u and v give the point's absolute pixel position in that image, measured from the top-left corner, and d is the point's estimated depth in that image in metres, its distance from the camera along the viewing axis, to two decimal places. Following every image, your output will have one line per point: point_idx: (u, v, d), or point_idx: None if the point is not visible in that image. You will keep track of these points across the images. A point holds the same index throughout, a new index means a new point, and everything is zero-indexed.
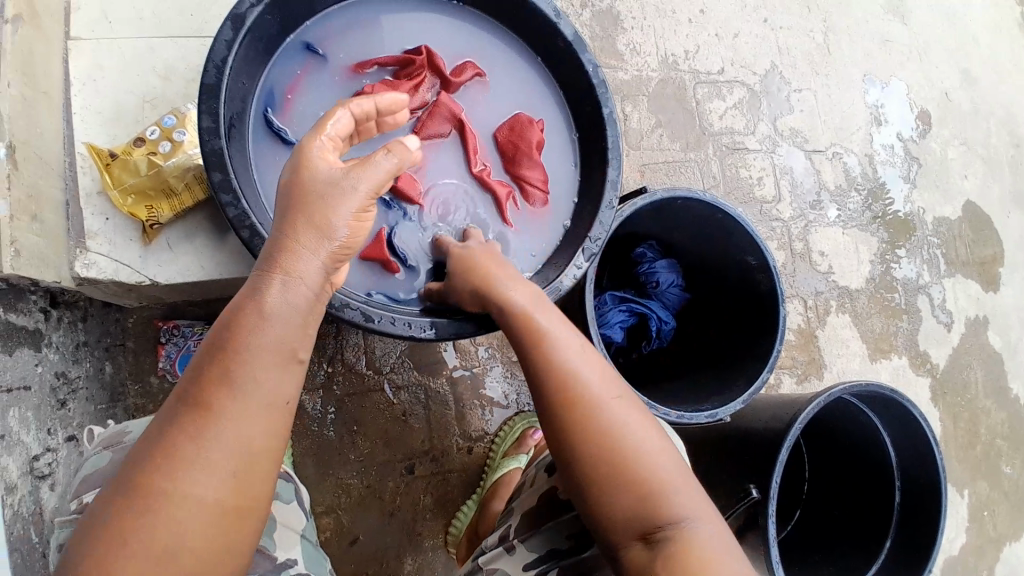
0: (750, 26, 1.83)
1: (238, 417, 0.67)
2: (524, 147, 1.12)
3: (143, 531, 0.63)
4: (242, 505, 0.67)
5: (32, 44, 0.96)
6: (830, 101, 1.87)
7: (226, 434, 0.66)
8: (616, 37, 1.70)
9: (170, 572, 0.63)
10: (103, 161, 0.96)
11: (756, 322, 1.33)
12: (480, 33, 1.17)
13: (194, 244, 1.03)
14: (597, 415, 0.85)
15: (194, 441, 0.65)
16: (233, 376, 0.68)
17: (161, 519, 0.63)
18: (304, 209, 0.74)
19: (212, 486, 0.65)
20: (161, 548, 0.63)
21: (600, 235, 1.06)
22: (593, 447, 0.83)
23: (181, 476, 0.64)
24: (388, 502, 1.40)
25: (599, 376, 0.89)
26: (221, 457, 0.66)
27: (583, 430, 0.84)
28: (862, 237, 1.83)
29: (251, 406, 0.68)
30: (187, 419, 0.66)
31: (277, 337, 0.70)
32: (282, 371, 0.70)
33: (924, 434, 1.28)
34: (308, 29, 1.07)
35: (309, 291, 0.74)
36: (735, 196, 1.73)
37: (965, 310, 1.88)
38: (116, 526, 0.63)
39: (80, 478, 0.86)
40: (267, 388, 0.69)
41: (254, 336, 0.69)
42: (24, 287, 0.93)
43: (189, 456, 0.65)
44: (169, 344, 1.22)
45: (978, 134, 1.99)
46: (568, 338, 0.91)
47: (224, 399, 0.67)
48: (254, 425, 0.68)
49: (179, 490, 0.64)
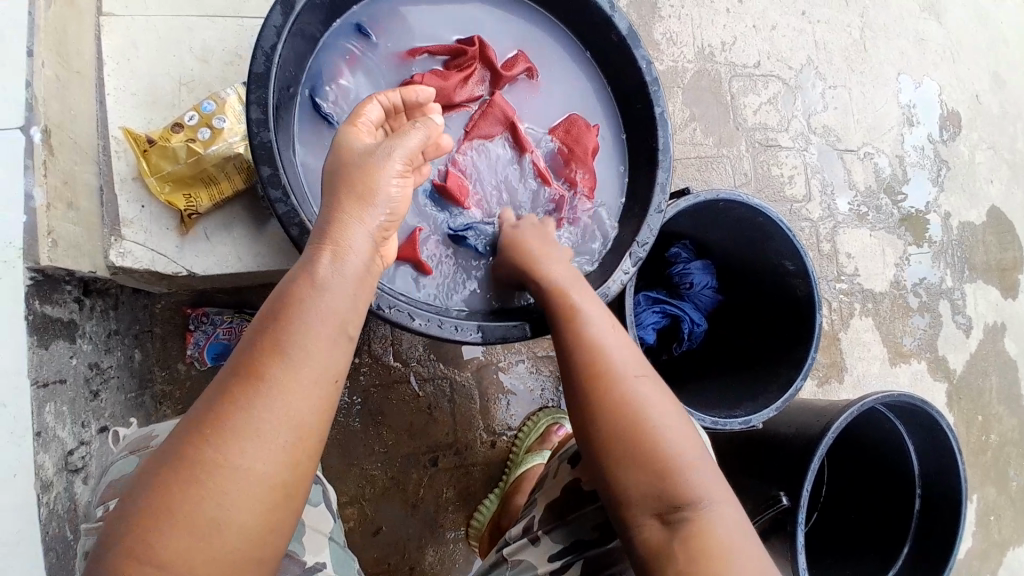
0: (788, 19, 1.77)
1: (288, 384, 0.63)
2: (573, 150, 1.09)
3: (186, 502, 0.58)
4: (286, 479, 0.62)
5: (65, 22, 0.93)
6: (864, 100, 1.82)
7: (275, 402, 0.62)
8: (653, 26, 1.65)
9: (209, 544, 0.58)
10: (141, 146, 0.98)
11: (792, 328, 1.32)
12: (531, 25, 1.14)
13: (231, 235, 1.05)
14: (625, 395, 0.80)
15: (242, 407, 0.61)
16: (285, 341, 0.64)
17: (205, 490, 0.59)
18: (348, 183, 0.73)
19: (257, 456, 0.61)
20: (201, 522, 0.58)
21: (648, 239, 1.05)
22: (615, 426, 0.79)
23: (227, 443, 0.60)
24: (411, 494, 1.39)
25: (630, 354, 0.85)
26: (268, 426, 0.61)
27: (607, 407, 0.80)
28: (889, 239, 1.81)
29: (301, 374, 0.64)
30: (237, 385, 0.62)
31: (329, 307, 0.67)
32: (333, 340, 0.67)
33: (951, 443, 1.26)
34: (359, 13, 1.04)
35: (359, 267, 0.72)
36: (765, 193, 1.70)
37: (984, 316, 1.87)
38: (158, 498, 0.58)
39: (106, 483, 0.84)
40: (317, 356, 0.65)
41: (307, 305, 0.66)
42: (60, 278, 0.91)
43: (234, 423, 0.60)
44: (197, 331, 1.20)
45: (1006, 138, 1.96)
46: (600, 317, 0.89)
47: (273, 365, 0.63)
48: (303, 398, 0.64)
49: (225, 458, 0.60)
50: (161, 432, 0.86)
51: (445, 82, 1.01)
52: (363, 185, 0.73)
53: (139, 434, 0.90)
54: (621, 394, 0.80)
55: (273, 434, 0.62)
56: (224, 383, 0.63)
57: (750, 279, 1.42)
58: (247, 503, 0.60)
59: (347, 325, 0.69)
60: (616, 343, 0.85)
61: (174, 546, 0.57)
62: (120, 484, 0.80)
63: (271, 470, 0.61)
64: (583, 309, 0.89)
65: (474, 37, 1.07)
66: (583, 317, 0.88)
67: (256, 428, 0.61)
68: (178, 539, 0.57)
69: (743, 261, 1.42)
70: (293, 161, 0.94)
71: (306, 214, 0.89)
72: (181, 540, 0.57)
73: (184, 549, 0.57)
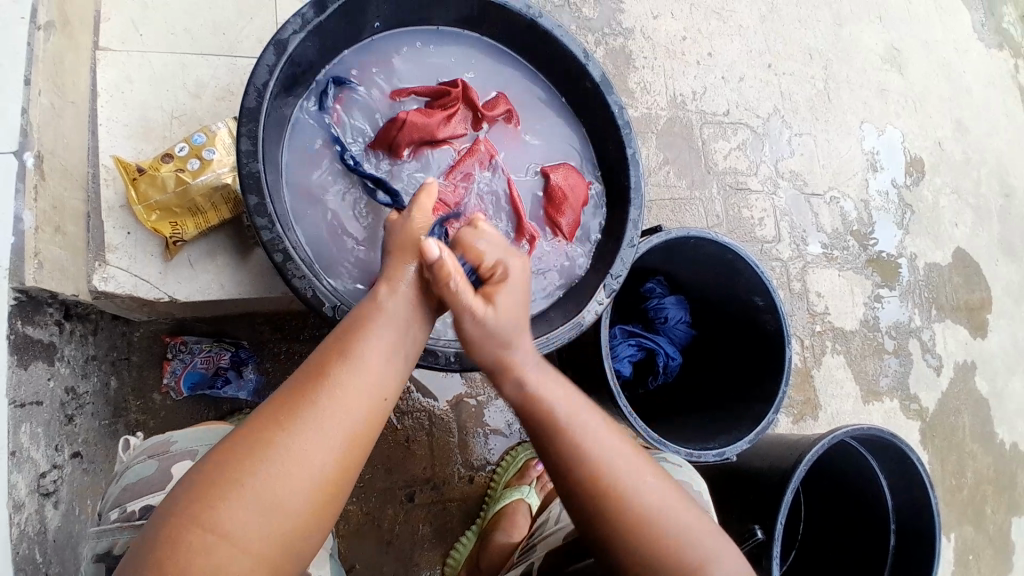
0: (754, 71, 1.87)
1: (345, 399, 0.72)
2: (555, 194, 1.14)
3: (250, 485, 0.66)
4: (334, 484, 0.70)
5: (61, 53, 0.98)
6: (829, 147, 1.91)
7: (334, 413, 0.71)
8: (628, 75, 1.74)
9: (269, 523, 0.66)
10: (131, 175, 1.01)
11: (764, 362, 1.35)
12: (510, 70, 1.20)
13: (215, 263, 1.08)
14: (624, 480, 0.79)
15: (306, 409, 0.70)
16: (352, 361, 0.74)
17: (269, 480, 0.66)
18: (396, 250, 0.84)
19: (316, 448, 0.69)
20: (263, 508, 0.66)
21: (621, 272, 1.08)
22: (619, 512, 0.77)
23: (289, 441, 0.68)
24: (386, 530, 1.37)
25: (622, 440, 0.83)
26: (324, 434, 0.70)
27: (609, 497, 0.78)
28: (858, 279, 1.87)
29: (357, 393, 0.73)
30: (307, 385, 0.72)
31: (383, 334, 0.77)
32: (387, 367, 0.76)
33: (919, 475, 1.27)
34: (349, 57, 1.11)
35: (414, 303, 0.82)
36: (737, 234, 1.77)
37: (953, 354, 1.92)
38: (223, 480, 0.66)
39: (121, 485, 0.90)
40: (370, 381, 0.74)
41: (368, 328, 0.77)
42: (42, 299, 0.93)
43: (299, 425, 0.69)
44: (175, 360, 1.21)
45: (968, 184, 2.05)
46: (586, 414, 0.83)
47: (337, 379, 0.72)
48: (358, 406, 0.73)
49: (288, 453, 0.68)
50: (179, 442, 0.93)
51: (430, 118, 1.06)
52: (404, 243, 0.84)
53: (154, 439, 0.96)
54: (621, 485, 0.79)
55: (329, 441, 0.70)
56: (291, 391, 0.72)
57: (723, 313, 1.46)
58: (300, 499, 0.67)
59: (398, 356, 0.78)
60: (601, 435, 0.82)
61: (235, 524, 0.64)
62: (136, 488, 0.88)
63: (322, 473, 0.69)
64: (568, 411, 0.82)
65: (457, 80, 1.13)
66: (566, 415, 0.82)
67: (314, 433, 0.69)
68: (239, 519, 0.65)
69: (716, 295, 1.46)
70: (279, 189, 0.98)
71: (291, 242, 0.92)
72: (242, 520, 0.65)
73: (243, 531, 0.65)
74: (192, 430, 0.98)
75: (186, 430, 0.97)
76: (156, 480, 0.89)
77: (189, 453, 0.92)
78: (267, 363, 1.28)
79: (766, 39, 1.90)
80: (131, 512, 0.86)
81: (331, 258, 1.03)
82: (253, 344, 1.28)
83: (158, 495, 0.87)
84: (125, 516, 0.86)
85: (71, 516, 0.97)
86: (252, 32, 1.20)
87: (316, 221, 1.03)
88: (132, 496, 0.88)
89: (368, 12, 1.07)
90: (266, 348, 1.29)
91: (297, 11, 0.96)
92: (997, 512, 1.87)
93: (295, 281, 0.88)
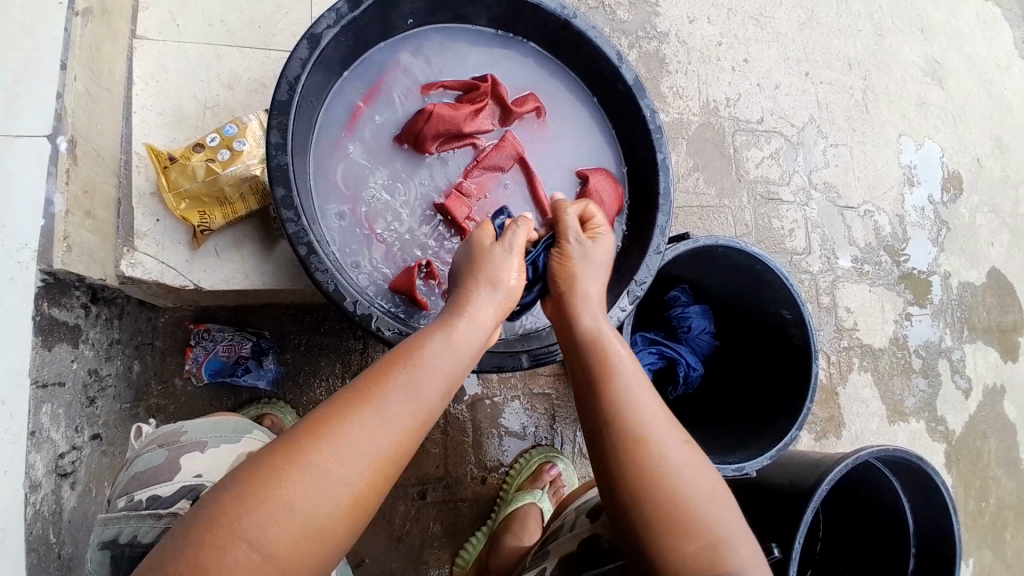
0: (790, 79, 1.83)
1: (392, 414, 0.69)
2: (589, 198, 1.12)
3: (291, 500, 0.63)
4: (366, 505, 0.67)
5: (98, 39, 1.00)
6: (864, 159, 1.87)
7: (377, 432, 0.68)
8: (661, 79, 1.72)
9: (296, 536, 0.62)
10: (162, 163, 1.02)
11: (790, 377, 1.32)
12: (542, 70, 1.19)
13: (240, 253, 1.09)
14: (663, 461, 0.76)
15: (349, 425, 0.67)
16: (405, 377, 0.72)
17: (315, 490, 0.64)
18: (470, 275, 0.83)
19: (352, 467, 0.66)
20: (302, 523, 0.63)
21: (646, 278, 1.06)
22: (651, 476, 0.75)
23: (332, 450, 0.65)
24: (397, 527, 1.37)
25: (667, 415, 0.81)
26: (367, 447, 0.67)
27: (640, 459, 0.76)
28: (888, 295, 1.82)
29: (407, 404, 0.71)
30: (354, 401, 0.69)
31: (440, 360, 0.75)
32: (443, 389, 0.75)
33: (944, 499, 1.23)
34: (381, 50, 1.10)
35: (478, 333, 0.80)
36: (766, 244, 1.73)
37: (983, 377, 1.86)
38: (260, 491, 0.63)
39: (130, 474, 0.91)
40: (417, 400, 0.72)
41: (428, 352, 0.75)
42: (70, 283, 0.94)
43: (346, 437, 0.66)
44: (197, 346, 1.21)
45: (1006, 203, 1.99)
46: (641, 382, 0.83)
47: (391, 392, 0.71)
48: (392, 430, 0.69)
49: (333, 467, 0.65)
50: (192, 431, 0.96)
51: (455, 111, 1.05)
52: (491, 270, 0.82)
53: (163, 429, 0.98)
54: (661, 461, 0.76)
55: (374, 457, 0.67)
56: (338, 401, 0.69)
57: (749, 325, 1.43)
58: (338, 515, 0.65)
59: (447, 386, 0.76)
60: (653, 404, 0.81)
61: (271, 539, 0.61)
62: (144, 477, 0.88)
63: (357, 487, 0.66)
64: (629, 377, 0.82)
65: (487, 75, 1.12)
66: (621, 366, 0.83)
67: (360, 444, 0.67)
68: (274, 532, 0.62)
69: (743, 307, 1.43)
70: (306, 181, 0.98)
71: (315, 236, 0.92)
72: (277, 535, 0.62)
73: (278, 545, 0.62)
74: (199, 421, 1.00)
75: (196, 420, 0.99)
76: (165, 469, 0.89)
77: (198, 445, 0.93)
78: (287, 354, 1.29)
79: (804, 46, 1.86)
80: (137, 499, 0.86)
81: (352, 252, 1.02)
82: (275, 334, 1.29)
83: (166, 485, 0.87)
84: (132, 505, 0.85)
85: (87, 497, 0.99)
86: (287, 25, 1.21)
87: (341, 214, 1.03)
88: (141, 485, 0.87)
89: (403, 9, 1.07)
90: (288, 340, 1.29)
91: (332, 6, 0.96)
92: (1018, 538, 1.80)
93: (318, 274, 0.88)
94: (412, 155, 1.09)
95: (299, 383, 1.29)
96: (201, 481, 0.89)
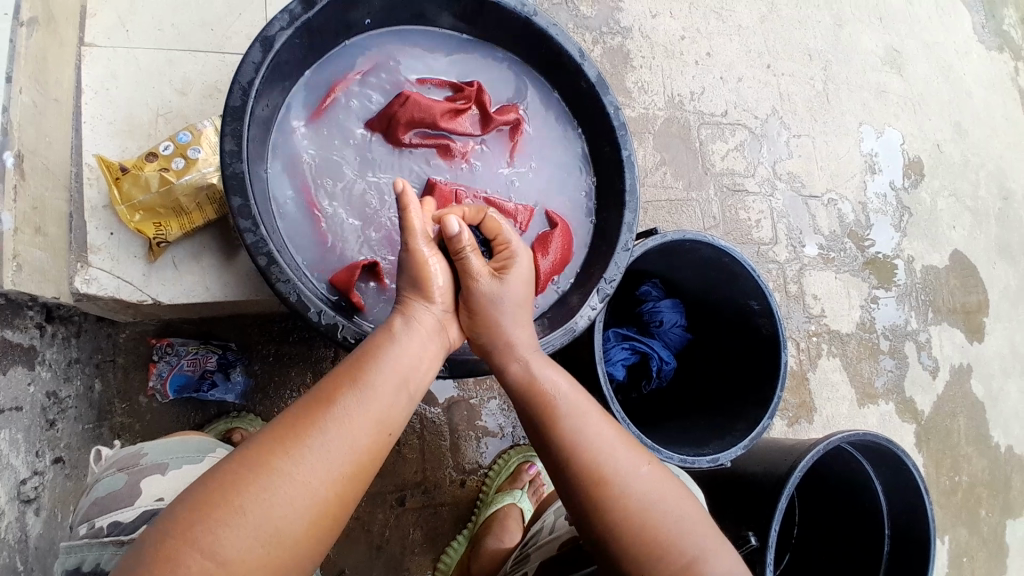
0: (753, 71, 1.85)
1: (350, 421, 0.72)
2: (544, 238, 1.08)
3: (249, 508, 0.65)
4: (327, 515, 0.70)
5: (45, 49, 0.97)
6: (826, 149, 1.90)
7: (333, 442, 0.71)
8: (625, 75, 1.73)
9: (255, 547, 0.65)
10: (114, 174, 0.99)
11: (760, 366, 1.34)
12: (509, 71, 1.18)
13: (200, 265, 1.07)
14: (624, 481, 0.81)
15: (307, 436, 0.70)
16: (363, 385, 0.75)
17: (273, 500, 0.66)
18: (408, 278, 0.85)
19: (310, 477, 0.69)
20: (261, 531, 0.65)
21: (615, 276, 1.06)
22: (612, 509, 0.79)
23: (293, 462, 0.68)
24: (377, 535, 1.36)
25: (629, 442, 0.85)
26: (328, 454, 0.70)
27: (601, 474, 0.81)
28: (854, 281, 1.85)
29: (370, 413, 0.74)
30: (314, 412, 0.72)
31: (394, 363, 0.78)
32: (397, 391, 0.77)
33: (915, 480, 1.25)
34: (345, 51, 1.10)
35: (426, 334, 0.83)
36: (733, 236, 1.75)
37: (950, 357, 1.91)
38: (218, 500, 0.65)
39: (92, 499, 0.89)
40: (375, 408, 0.75)
41: (382, 358, 0.78)
42: (22, 303, 0.93)
43: (305, 447, 0.69)
44: (161, 361, 1.18)
45: (966, 185, 2.03)
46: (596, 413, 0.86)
47: (346, 400, 0.73)
48: (348, 440, 0.72)
49: (294, 476, 0.68)
50: (152, 453, 0.93)
51: (437, 105, 1.05)
52: (424, 279, 0.83)
53: (124, 452, 0.95)
54: (620, 480, 0.81)
55: (336, 465, 0.70)
56: (299, 414, 0.72)
57: (719, 318, 1.45)
58: (298, 525, 0.67)
59: (405, 392, 0.78)
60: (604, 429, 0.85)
61: (228, 547, 0.64)
62: (105, 503, 0.87)
63: (315, 497, 0.69)
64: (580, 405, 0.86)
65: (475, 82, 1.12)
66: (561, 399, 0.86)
67: (317, 452, 0.70)
68: (231, 542, 0.64)
69: (713, 302, 1.44)
70: (261, 173, 0.97)
71: (276, 246, 0.90)
72: (236, 546, 0.64)
73: (236, 554, 0.64)
74: (161, 441, 0.98)
75: (157, 442, 0.97)
76: (124, 494, 0.88)
77: (160, 467, 0.92)
78: (255, 365, 1.26)
79: (765, 39, 1.88)
80: (97, 526, 0.84)
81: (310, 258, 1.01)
82: (242, 346, 1.26)
83: (127, 511, 0.86)
84: (92, 532, 0.84)
85: (55, 521, 0.97)
86: (241, 27, 1.17)
87: (301, 221, 1.01)
88: (101, 511, 0.86)
89: (358, 10, 1.05)
90: (255, 351, 1.27)
91: (285, 8, 0.95)
92: (993, 514, 1.85)
93: (279, 284, 0.87)
94: (384, 144, 1.07)
95: (269, 394, 1.27)
96: (163, 504, 0.87)
